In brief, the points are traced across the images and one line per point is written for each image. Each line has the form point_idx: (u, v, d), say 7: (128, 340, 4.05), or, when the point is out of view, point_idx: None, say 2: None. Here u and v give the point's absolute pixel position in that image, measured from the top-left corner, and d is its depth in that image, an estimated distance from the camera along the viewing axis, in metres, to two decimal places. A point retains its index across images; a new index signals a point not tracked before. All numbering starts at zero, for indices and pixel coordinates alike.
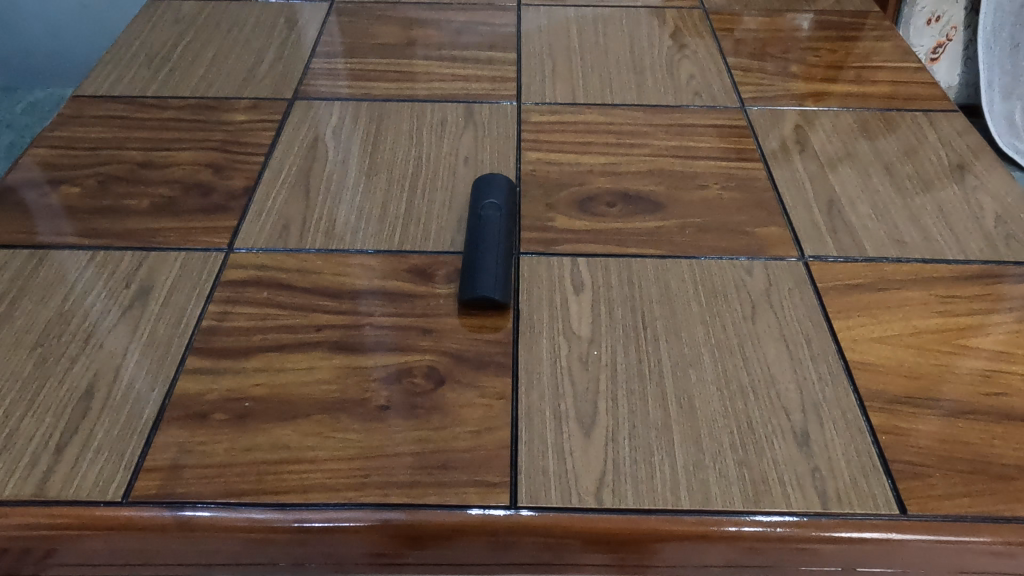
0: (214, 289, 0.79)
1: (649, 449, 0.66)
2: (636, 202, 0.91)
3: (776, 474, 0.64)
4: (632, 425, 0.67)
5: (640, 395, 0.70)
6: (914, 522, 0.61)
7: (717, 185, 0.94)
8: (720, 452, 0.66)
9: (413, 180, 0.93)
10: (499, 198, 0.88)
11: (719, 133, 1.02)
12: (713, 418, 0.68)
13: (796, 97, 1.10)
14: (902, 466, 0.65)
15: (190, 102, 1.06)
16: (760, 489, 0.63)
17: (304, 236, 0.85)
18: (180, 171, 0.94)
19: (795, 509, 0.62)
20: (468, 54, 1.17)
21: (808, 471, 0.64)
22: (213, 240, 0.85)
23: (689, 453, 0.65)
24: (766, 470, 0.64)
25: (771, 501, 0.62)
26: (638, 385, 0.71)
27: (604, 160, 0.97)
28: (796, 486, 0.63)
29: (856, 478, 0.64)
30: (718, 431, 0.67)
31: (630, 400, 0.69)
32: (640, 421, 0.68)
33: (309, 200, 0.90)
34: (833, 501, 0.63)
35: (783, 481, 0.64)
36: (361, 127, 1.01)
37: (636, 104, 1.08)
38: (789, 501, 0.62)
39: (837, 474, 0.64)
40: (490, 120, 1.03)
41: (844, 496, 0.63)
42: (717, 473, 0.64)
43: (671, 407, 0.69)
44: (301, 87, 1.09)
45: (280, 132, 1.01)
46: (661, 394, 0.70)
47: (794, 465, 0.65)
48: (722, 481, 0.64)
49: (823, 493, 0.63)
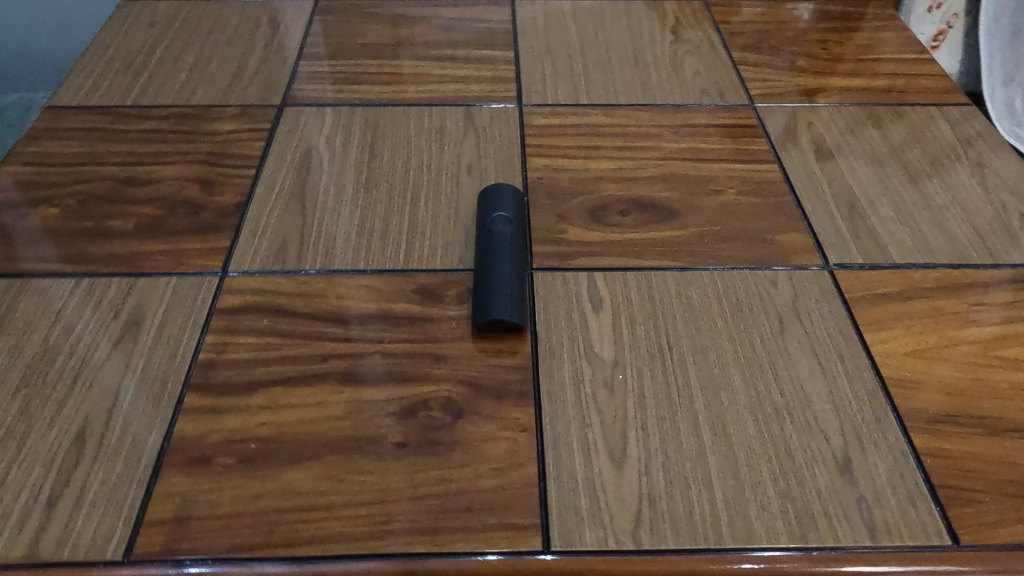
0: (210, 318, 0.74)
1: (683, 480, 0.62)
2: (650, 211, 0.87)
3: (819, 504, 0.61)
4: (664, 454, 0.64)
5: (669, 421, 0.66)
6: (965, 552, 0.58)
7: (733, 190, 0.90)
8: (758, 481, 0.62)
9: (415, 193, 0.89)
10: (508, 210, 0.83)
11: (730, 133, 0.98)
12: (749, 445, 0.65)
13: (806, 92, 1.06)
14: (948, 492, 0.62)
15: (171, 112, 1.00)
16: (802, 519, 0.60)
17: (303, 257, 0.80)
18: (166, 188, 0.88)
19: (841, 542, 0.59)
20: (463, 54, 1.12)
21: (851, 499, 0.61)
22: (206, 264, 0.80)
23: (727, 483, 0.62)
24: (808, 500, 0.61)
25: (815, 534, 0.59)
26: (666, 410, 0.67)
27: (613, 165, 0.93)
28: (840, 516, 0.60)
29: (901, 504, 0.61)
30: (755, 460, 0.64)
31: (660, 426, 0.66)
32: (670, 449, 0.64)
33: (306, 217, 0.85)
34: (880, 532, 0.59)
35: (827, 512, 0.60)
36: (356, 135, 0.96)
37: (641, 103, 1.03)
38: (834, 533, 0.59)
39: (883, 501, 0.61)
40: (491, 125, 0.99)
41: (891, 526, 0.60)
42: (757, 504, 0.61)
43: (703, 432, 0.65)
44: (289, 92, 1.03)
45: (270, 142, 0.95)
46: (691, 420, 0.66)
47: (837, 494, 0.61)
48: (762, 513, 0.60)
49: (869, 523, 0.60)
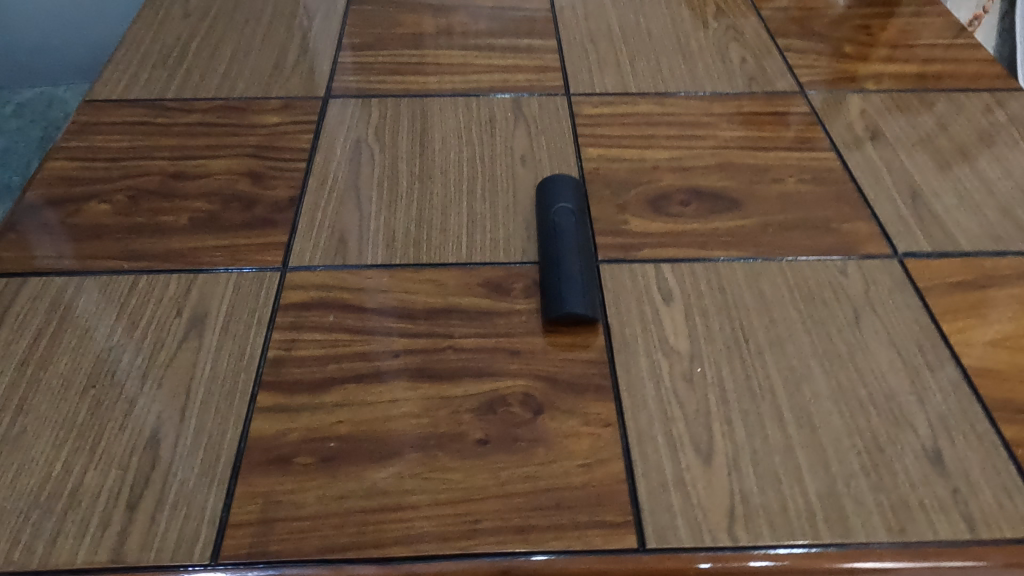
0: (275, 315, 0.73)
1: (775, 474, 0.61)
2: (711, 201, 0.85)
3: (914, 497, 0.60)
4: (752, 448, 0.63)
5: (753, 414, 0.65)
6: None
7: (792, 179, 0.89)
8: (850, 475, 0.61)
9: (471, 185, 0.87)
10: (570, 201, 0.82)
11: (783, 122, 0.97)
12: (836, 437, 0.64)
13: (855, 79, 1.05)
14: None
15: (215, 105, 0.98)
16: (899, 514, 0.59)
17: (363, 251, 0.79)
18: (217, 183, 0.87)
19: (940, 536, 0.58)
20: (505, 43, 1.10)
21: (946, 492, 0.60)
22: (265, 259, 0.78)
23: (819, 477, 0.61)
24: (903, 493, 0.60)
25: (913, 528, 0.58)
26: (749, 403, 0.66)
27: (669, 155, 0.92)
28: (936, 509, 0.59)
29: (996, 496, 0.60)
30: (844, 452, 0.63)
31: (745, 420, 0.65)
32: (758, 443, 0.63)
33: (362, 211, 0.84)
34: (977, 524, 0.58)
35: (923, 504, 0.59)
36: (405, 127, 0.95)
37: (690, 92, 1.02)
38: (932, 527, 0.58)
39: (978, 494, 0.60)
40: (541, 115, 0.97)
41: (989, 518, 0.59)
42: (852, 499, 0.60)
43: (789, 426, 0.64)
44: (333, 84, 1.02)
45: (318, 135, 0.93)
46: (776, 412, 0.65)
47: (930, 486, 0.61)
48: (858, 507, 0.59)
49: (967, 516, 0.59)
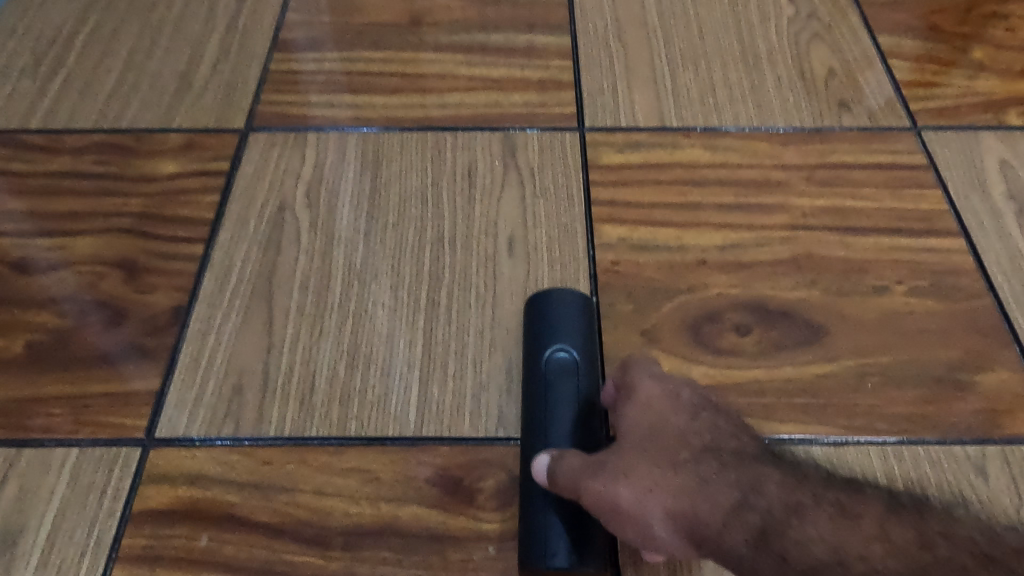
0: (120, 535, 0.49)
1: (632, 480, 0.44)
2: (780, 327, 0.58)
3: (785, 508, 0.40)
4: (629, 453, 0.45)
5: (661, 409, 0.48)
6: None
7: (901, 288, 0.61)
8: (731, 478, 0.43)
9: (432, 289, 0.61)
10: (573, 339, 0.54)
11: (887, 180, 0.68)
12: (738, 444, 0.45)
13: (994, 103, 0.73)
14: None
15: (92, 140, 0.71)
16: (770, 538, 0.39)
17: (265, 412, 0.54)
18: (74, 279, 0.61)
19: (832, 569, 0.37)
20: (499, 40, 0.79)
21: (871, 539, 0.37)
22: (123, 424, 0.54)
23: (682, 489, 0.43)
24: (787, 513, 0.40)
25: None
26: (666, 399, 0.48)
27: (721, 239, 0.64)
28: (841, 561, 0.37)
29: (958, 555, 0.36)
30: (738, 462, 0.44)
31: (645, 423, 0.47)
32: (635, 451, 0.45)
33: (271, 333, 0.58)
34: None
35: (811, 534, 0.39)
36: (349, 185, 0.68)
37: (755, 127, 0.72)
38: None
39: (912, 557, 0.36)
40: (542, 165, 0.69)
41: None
42: (719, 517, 0.41)
43: (695, 421, 0.47)
44: (258, 107, 0.74)
45: (227, 196, 0.67)
46: (688, 413, 0.47)
47: (857, 523, 0.38)
48: (730, 531, 0.41)
49: (914, 565, 0.36)
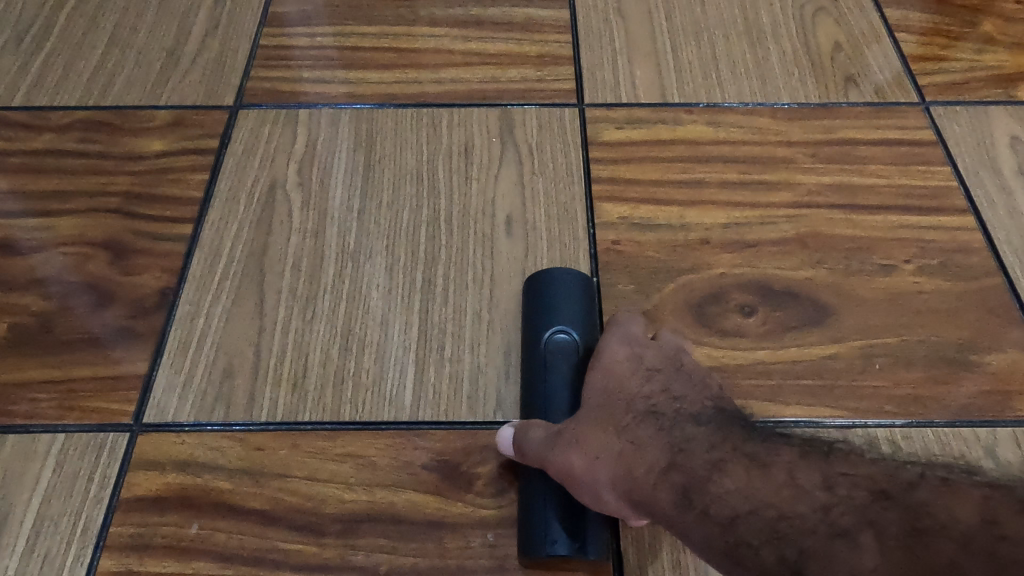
0: (108, 523, 0.48)
1: (575, 447, 0.44)
2: (786, 307, 0.57)
3: (707, 463, 0.40)
4: (582, 421, 0.45)
5: (617, 373, 0.47)
6: (954, 567, 0.32)
7: (909, 268, 0.59)
8: (665, 438, 0.42)
9: (428, 270, 0.59)
10: (573, 318, 0.53)
11: (895, 157, 0.66)
12: (685, 404, 0.45)
13: (1004, 77, 0.72)
14: (986, 491, 0.34)
15: (77, 117, 0.69)
16: (693, 496, 0.40)
17: (257, 397, 0.53)
18: (59, 260, 0.59)
19: (746, 520, 0.37)
20: (495, 14, 0.77)
21: (781, 487, 0.38)
22: (111, 410, 0.52)
23: (620, 453, 0.43)
24: (710, 468, 0.40)
25: (727, 543, 0.38)
26: (625, 364, 0.47)
27: (724, 218, 0.62)
28: (755, 511, 0.37)
29: (859, 495, 0.36)
30: (676, 422, 0.43)
31: (602, 387, 0.46)
32: (585, 418, 0.45)
33: (262, 316, 0.56)
34: (818, 544, 0.35)
35: (729, 488, 0.39)
36: (341, 163, 0.66)
37: (758, 103, 0.70)
38: (752, 531, 0.37)
39: (815, 499, 0.37)
40: (540, 143, 0.67)
41: (831, 539, 0.35)
42: (651, 478, 0.41)
43: (647, 384, 0.46)
44: (247, 83, 0.71)
45: (216, 174, 0.65)
46: (642, 376, 0.47)
47: (769, 472, 0.38)
48: (660, 492, 0.41)
49: (818, 508, 0.36)
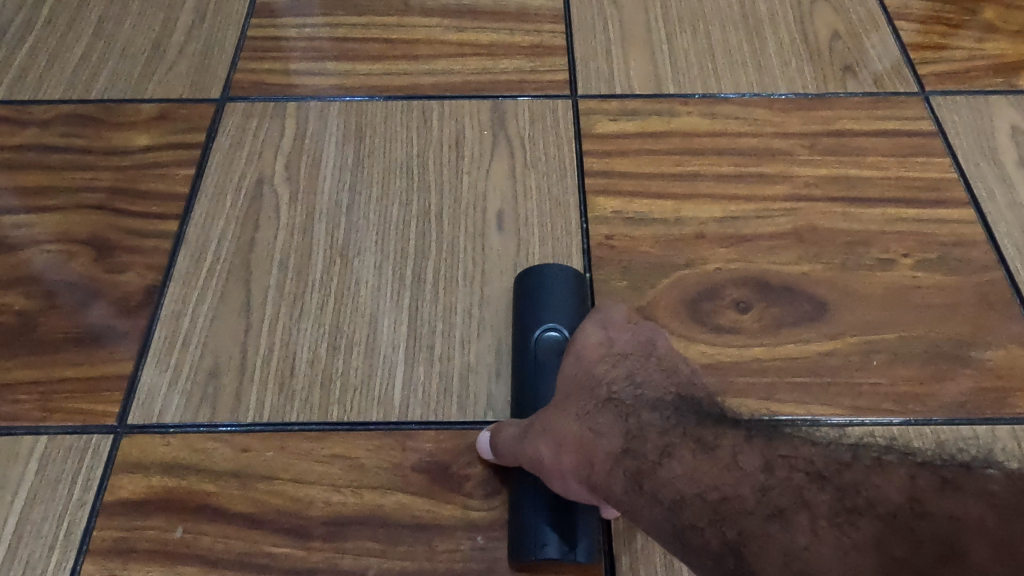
0: (91, 527, 0.47)
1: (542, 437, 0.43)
2: (782, 303, 0.56)
3: (655, 445, 0.37)
4: (550, 410, 0.43)
5: (585, 359, 0.44)
6: (878, 548, 0.29)
7: (908, 262, 0.58)
8: (618, 420, 0.39)
9: (417, 266, 0.58)
10: (568, 322, 0.52)
11: (894, 148, 0.65)
12: (650, 388, 0.41)
13: (1005, 66, 0.70)
14: (914, 470, 0.31)
15: (61, 111, 0.67)
16: (641, 481, 0.37)
17: (243, 397, 0.52)
18: (42, 258, 0.58)
19: (690, 503, 0.34)
20: (487, 3, 0.75)
21: (725, 469, 0.34)
22: (94, 411, 0.51)
23: (576, 439, 0.40)
24: (658, 452, 0.37)
25: (676, 529, 0.35)
26: (595, 349, 0.44)
27: (720, 211, 0.61)
28: (701, 494, 0.34)
29: (795, 475, 0.33)
30: (633, 405, 0.40)
31: (570, 374, 0.44)
32: (553, 407, 0.43)
33: (249, 314, 0.55)
34: (755, 526, 0.32)
35: (677, 472, 0.35)
36: (330, 157, 0.64)
37: (755, 93, 0.69)
38: (697, 515, 0.34)
39: (754, 479, 0.33)
40: (533, 135, 0.65)
41: (767, 521, 0.32)
42: (604, 463, 0.39)
43: (612, 368, 0.43)
44: (234, 75, 0.70)
45: (202, 170, 0.63)
46: (610, 360, 0.43)
47: (713, 454, 0.35)
48: (613, 478, 0.38)
49: (757, 490, 0.33)
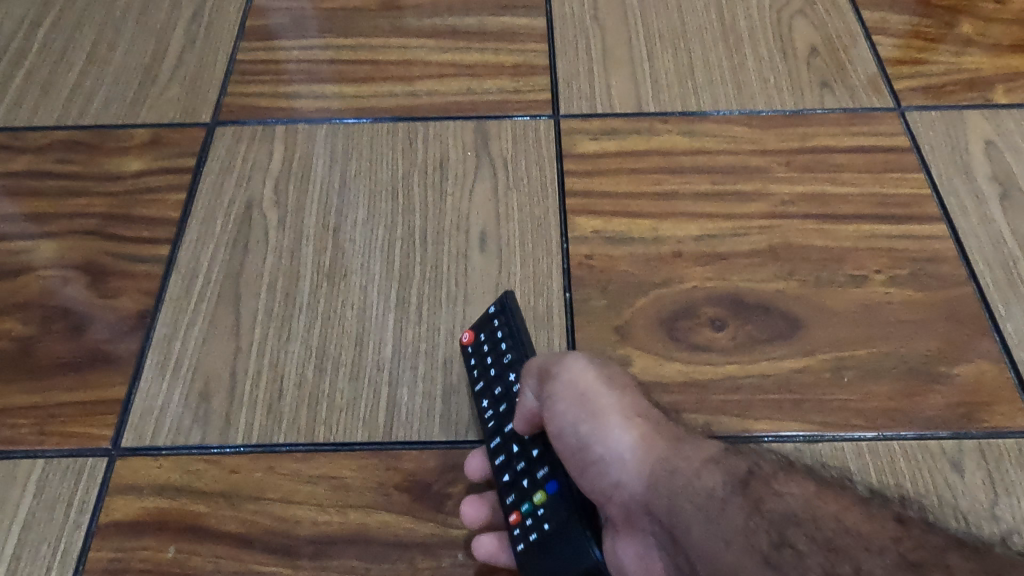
0: (87, 548, 0.49)
1: (619, 413, 0.44)
2: (757, 320, 0.57)
3: (773, 467, 0.40)
4: (629, 392, 0.46)
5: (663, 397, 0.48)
6: None
7: (880, 278, 0.59)
8: (723, 444, 0.42)
9: (403, 287, 0.60)
10: (521, 330, 0.52)
11: (870, 164, 0.66)
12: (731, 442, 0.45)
13: (980, 80, 0.71)
14: None
15: (55, 138, 0.69)
16: (749, 487, 0.38)
17: (232, 420, 0.53)
18: (38, 284, 0.60)
19: (797, 522, 0.36)
20: (472, 24, 0.77)
21: (853, 510, 0.36)
22: (89, 435, 0.53)
23: (670, 441, 0.43)
24: (779, 473, 0.39)
25: (772, 540, 0.35)
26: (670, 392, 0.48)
27: (697, 229, 0.62)
28: (815, 519, 0.36)
29: (933, 540, 0.34)
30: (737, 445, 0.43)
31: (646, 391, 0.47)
32: (633, 394, 0.46)
33: (238, 337, 0.57)
34: (882, 568, 0.33)
35: (789, 492, 0.38)
36: (317, 180, 0.66)
37: (733, 111, 0.70)
38: (806, 538, 0.35)
39: (885, 529, 0.35)
40: (515, 156, 0.67)
41: (895, 568, 0.33)
42: (703, 461, 0.41)
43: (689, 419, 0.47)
44: (224, 99, 0.72)
45: (192, 195, 0.65)
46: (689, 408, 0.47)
47: (841, 497, 0.37)
48: (707, 476, 0.40)
49: (889, 536, 0.35)
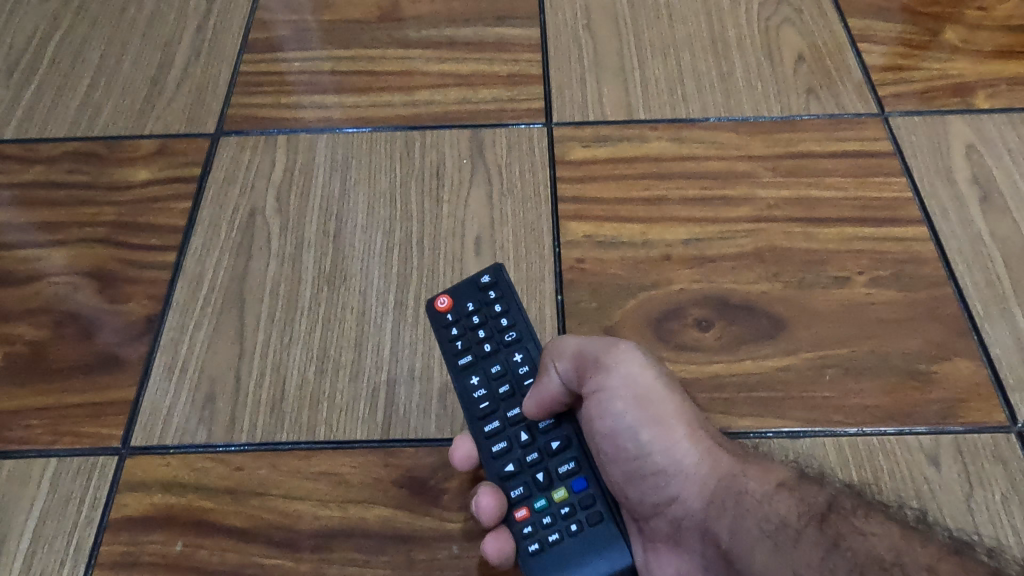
0: (99, 542, 0.51)
1: (685, 427, 0.49)
2: (742, 321, 0.59)
3: (853, 503, 0.44)
4: (691, 408, 0.50)
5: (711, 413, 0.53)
6: None
7: (862, 279, 0.61)
8: (792, 471, 0.47)
9: (400, 291, 0.62)
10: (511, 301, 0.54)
11: (854, 169, 0.68)
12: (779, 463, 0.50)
13: (963, 85, 0.73)
14: None
15: (65, 149, 0.72)
16: (825, 523, 0.43)
17: (237, 419, 0.56)
18: (51, 290, 0.63)
19: (881, 564, 0.40)
20: (469, 35, 0.79)
21: (936, 557, 0.39)
22: (99, 435, 0.55)
23: (734, 463, 0.48)
24: (860, 512, 0.43)
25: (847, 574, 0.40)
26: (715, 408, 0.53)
27: (685, 233, 0.64)
28: (893, 561, 0.40)
29: None
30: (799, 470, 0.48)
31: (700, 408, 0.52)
32: (694, 411, 0.50)
33: (243, 340, 0.59)
34: None
35: (870, 531, 0.42)
36: (318, 187, 0.68)
37: (721, 118, 0.72)
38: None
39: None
40: (509, 163, 0.69)
41: None
42: (772, 487, 0.46)
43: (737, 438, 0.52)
44: (228, 110, 0.74)
45: (197, 203, 0.67)
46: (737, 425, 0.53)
47: (923, 542, 0.41)
48: (779, 503, 0.45)
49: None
